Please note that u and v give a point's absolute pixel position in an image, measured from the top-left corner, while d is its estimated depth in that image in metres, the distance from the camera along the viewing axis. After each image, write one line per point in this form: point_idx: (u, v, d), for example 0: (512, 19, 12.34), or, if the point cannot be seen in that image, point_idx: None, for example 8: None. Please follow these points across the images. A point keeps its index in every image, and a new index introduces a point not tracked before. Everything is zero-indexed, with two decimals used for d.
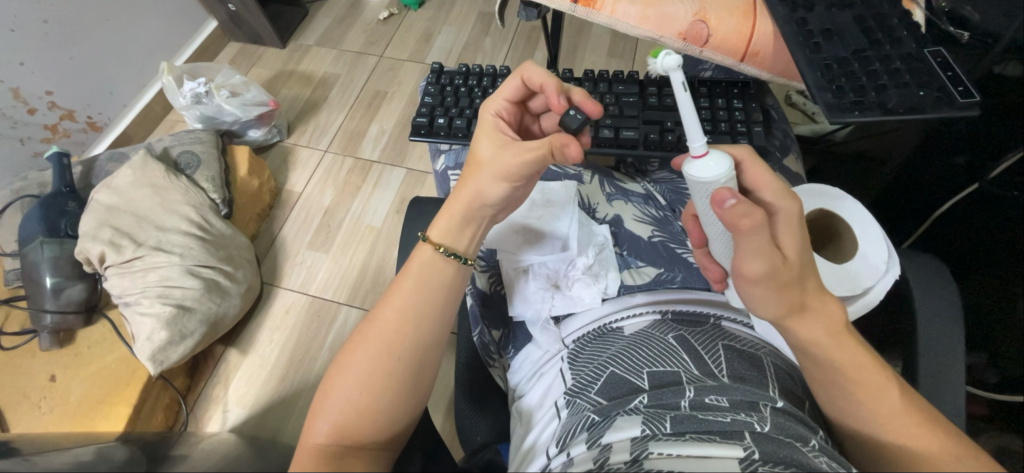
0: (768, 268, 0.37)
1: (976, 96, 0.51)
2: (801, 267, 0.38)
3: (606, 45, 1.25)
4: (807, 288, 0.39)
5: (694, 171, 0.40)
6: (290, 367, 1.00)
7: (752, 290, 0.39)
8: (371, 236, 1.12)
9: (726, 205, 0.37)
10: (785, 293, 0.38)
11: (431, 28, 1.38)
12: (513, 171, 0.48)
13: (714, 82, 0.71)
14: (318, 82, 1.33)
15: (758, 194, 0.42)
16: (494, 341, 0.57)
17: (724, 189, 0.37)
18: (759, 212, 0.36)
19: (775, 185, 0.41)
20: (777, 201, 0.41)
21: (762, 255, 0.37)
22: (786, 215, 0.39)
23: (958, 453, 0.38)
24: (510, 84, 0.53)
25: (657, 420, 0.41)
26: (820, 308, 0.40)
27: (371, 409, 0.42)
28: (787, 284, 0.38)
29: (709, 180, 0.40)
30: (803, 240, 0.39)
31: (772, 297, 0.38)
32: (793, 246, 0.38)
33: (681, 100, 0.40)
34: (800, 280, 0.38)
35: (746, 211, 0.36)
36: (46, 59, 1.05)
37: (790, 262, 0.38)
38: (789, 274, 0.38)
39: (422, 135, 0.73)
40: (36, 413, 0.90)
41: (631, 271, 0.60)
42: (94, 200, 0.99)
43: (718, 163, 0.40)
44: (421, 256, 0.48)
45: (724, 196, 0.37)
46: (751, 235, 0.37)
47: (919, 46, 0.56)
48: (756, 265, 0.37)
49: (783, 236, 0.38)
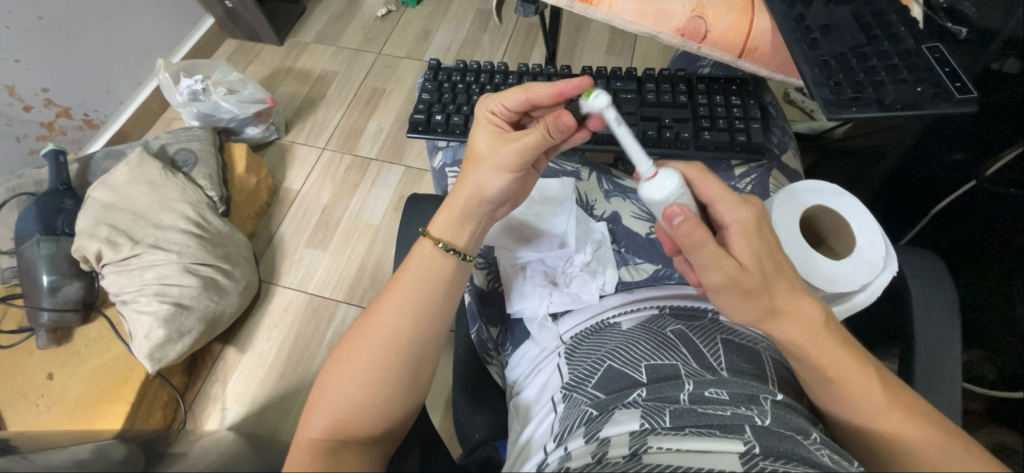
0: (724, 277, 0.40)
1: (974, 92, 0.51)
2: (764, 274, 0.40)
3: (605, 42, 1.24)
4: (776, 292, 0.41)
5: (647, 191, 0.42)
6: (289, 365, 1.00)
7: (718, 296, 0.42)
8: (369, 233, 1.12)
9: (673, 223, 0.39)
10: (750, 300, 0.41)
11: (429, 26, 1.37)
12: (512, 162, 0.48)
13: (712, 79, 0.71)
14: (316, 79, 1.32)
15: (712, 208, 0.43)
16: (493, 338, 0.58)
17: (673, 207, 0.40)
18: (701, 231, 0.39)
19: (731, 197, 0.43)
20: (727, 215, 0.42)
21: (716, 267, 0.40)
22: (740, 228, 0.41)
23: (951, 447, 0.38)
24: (511, 94, 0.52)
25: (657, 414, 0.41)
26: (796, 312, 0.41)
27: (368, 403, 0.42)
28: (750, 291, 0.40)
29: (661, 199, 0.42)
30: (762, 248, 0.41)
31: (738, 303, 0.42)
32: (749, 256, 0.40)
33: (620, 136, 0.44)
34: (766, 287, 0.41)
35: (689, 231, 0.39)
36: (42, 56, 1.05)
37: (747, 271, 0.40)
38: (750, 282, 0.40)
39: (420, 132, 0.73)
40: (34, 411, 0.90)
41: (629, 268, 0.61)
42: (91, 197, 0.98)
43: (671, 181, 0.42)
44: (422, 250, 0.48)
45: (674, 214, 0.40)
46: (696, 250, 0.40)
47: (916, 42, 0.56)
48: (713, 276, 0.41)
49: (736, 248, 0.41)
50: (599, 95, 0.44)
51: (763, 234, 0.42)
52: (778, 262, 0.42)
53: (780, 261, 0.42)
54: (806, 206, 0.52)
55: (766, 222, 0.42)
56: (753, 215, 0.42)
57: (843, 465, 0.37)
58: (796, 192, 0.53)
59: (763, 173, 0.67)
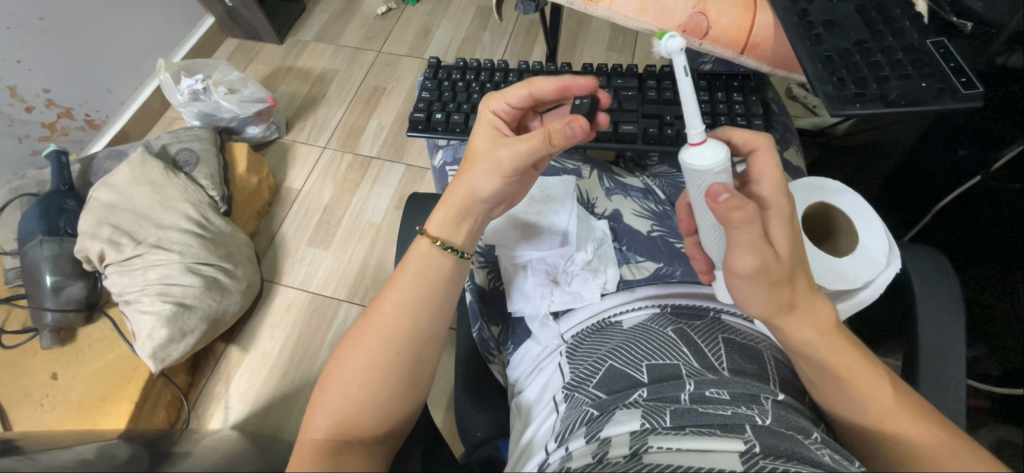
0: (758, 262, 0.37)
1: (979, 87, 0.51)
2: (792, 267, 0.38)
3: (606, 39, 1.24)
4: (798, 288, 0.39)
5: (687, 157, 0.39)
6: (291, 364, 1.00)
7: (741, 284, 0.39)
8: (371, 232, 1.12)
9: (718, 200, 0.37)
10: (774, 291, 0.38)
11: (429, 23, 1.37)
12: (506, 166, 0.48)
13: (714, 76, 0.71)
14: (316, 78, 1.32)
15: (756, 185, 0.42)
16: (494, 337, 0.58)
17: (719, 184, 0.37)
18: (752, 209, 0.36)
19: (778, 179, 0.41)
20: (772, 197, 0.41)
21: (753, 249, 0.37)
22: (780, 215, 0.39)
23: (951, 445, 0.38)
24: (516, 91, 0.51)
25: (657, 414, 0.41)
26: (811, 308, 0.40)
27: (369, 404, 0.41)
28: (777, 282, 0.38)
29: (709, 169, 0.39)
30: (799, 237, 0.39)
31: (761, 294, 0.38)
32: (786, 246, 0.38)
33: (683, 86, 0.38)
34: (791, 279, 0.38)
35: (740, 207, 0.36)
36: (42, 56, 1.05)
37: (780, 259, 0.37)
38: (780, 272, 0.37)
39: (420, 131, 0.73)
40: (39, 411, 0.90)
41: (631, 266, 0.60)
42: (93, 198, 0.98)
43: (714, 153, 0.39)
44: (419, 250, 0.47)
45: (718, 191, 0.37)
46: (738, 229, 0.37)
47: (921, 36, 0.55)
48: (746, 259, 0.37)
49: (776, 234, 0.39)
50: (676, 35, 0.38)
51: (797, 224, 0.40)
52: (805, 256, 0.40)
53: (806, 257, 0.40)
54: (810, 204, 0.53)
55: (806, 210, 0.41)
56: (796, 202, 0.41)
57: (844, 464, 0.37)
58: (803, 190, 0.53)
59: None
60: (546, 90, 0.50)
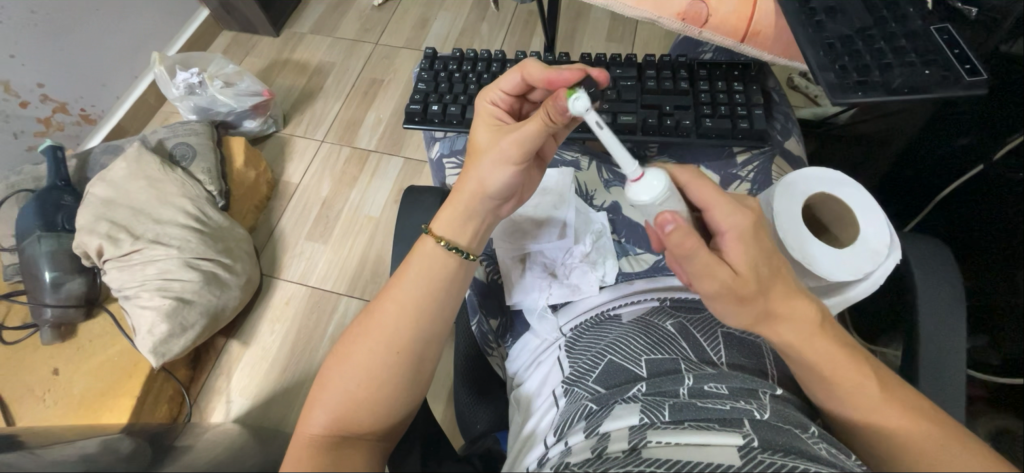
0: (718, 286, 0.39)
1: (984, 74, 0.50)
2: (760, 280, 0.39)
3: (605, 29, 1.22)
4: (772, 296, 0.40)
5: (632, 195, 0.41)
6: (292, 359, 1.00)
7: (712, 304, 0.41)
8: (370, 226, 1.11)
9: (664, 231, 0.38)
10: (745, 306, 0.40)
11: (426, 14, 1.36)
12: (514, 153, 0.47)
13: (714, 65, 0.70)
14: (313, 70, 1.31)
15: (707, 213, 0.41)
16: (493, 330, 0.57)
17: (665, 214, 0.38)
18: (694, 240, 0.38)
19: (724, 201, 0.41)
20: (723, 221, 0.40)
21: (710, 275, 0.39)
22: (735, 235, 0.40)
23: (944, 438, 0.38)
24: (508, 77, 0.52)
25: (656, 408, 0.41)
26: (790, 313, 0.41)
27: (368, 401, 0.41)
28: (746, 298, 0.39)
29: (648, 201, 0.41)
30: (759, 255, 0.39)
31: (734, 309, 0.40)
32: (745, 264, 0.39)
33: (602, 139, 0.43)
34: (761, 291, 0.39)
35: (682, 240, 0.37)
36: (35, 50, 1.04)
37: (741, 278, 0.39)
38: (746, 289, 0.39)
39: (416, 123, 0.72)
40: (40, 406, 0.90)
41: (629, 258, 0.60)
42: (90, 193, 0.98)
43: (659, 181, 0.41)
44: (423, 249, 0.47)
45: (664, 223, 0.38)
46: (688, 259, 0.39)
47: (925, 23, 0.54)
48: (707, 284, 0.39)
49: (732, 255, 0.39)
50: (580, 98, 0.42)
51: (758, 239, 0.40)
52: (774, 266, 0.40)
53: (778, 265, 0.41)
54: (808, 194, 0.51)
55: (762, 227, 0.41)
56: (749, 220, 0.40)
57: (842, 459, 0.36)
58: (801, 181, 0.51)
59: (765, 159, 0.66)
60: (535, 74, 0.50)
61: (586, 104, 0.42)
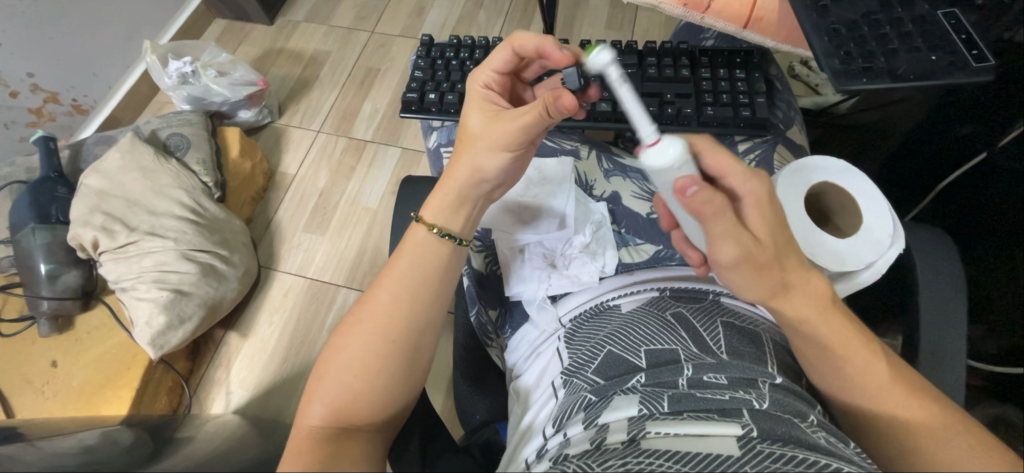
0: (739, 251, 0.37)
1: (991, 59, 0.49)
2: (776, 248, 0.39)
3: (604, 17, 1.20)
4: (787, 266, 0.40)
5: (647, 160, 0.40)
6: (291, 350, 1.00)
7: (728, 274, 0.40)
8: (367, 217, 1.10)
9: (687, 193, 0.36)
10: (762, 275, 0.39)
11: (423, 2, 1.33)
12: (510, 139, 0.47)
13: (715, 52, 0.69)
14: (308, 59, 1.29)
15: (723, 180, 0.40)
16: (492, 321, 0.57)
17: (685, 178, 0.37)
18: (721, 198, 0.36)
19: (740, 168, 0.39)
20: (741, 187, 0.39)
21: (732, 238, 0.37)
22: (754, 200, 0.38)
23: (943, 422, 0.38)
24: (499, 55, 0.52)
25: (655, 399, 0.40)
26: (803, 285, 0.40)
27: (365, 392, 0.41)
28: (763, 266, 0.39)
29: (664, 167, 0.39)
30: (777, 221, 0.39)
31: (751, 280, 0.39)
32: (763, 229, 0.38)
33: (622, 98, 0.41)
34: (777, 260, 0.39)
35: (708, 199, 0.36)
36: (25, 39, 1.02)
37: (761, 244, 0.38)
38: (764, 256, 0.38)
39: (412, 112, 0.71)
40: (39, 398, 0.90)
41: (630, 248, 0.59)
42: (84, 184, 0.97)
43: (674, 147, 0.39)
44: (414, 238, 0.46)
45: (685, 185, 0.37)
46: (712, 220, 0.37)
47: (931, 7, 0.53)
48: (728, 248, 0.38)
49: (751, 221, 0.38)
50: (602, 52, 0.42)
51: (776, 206, 0.39)
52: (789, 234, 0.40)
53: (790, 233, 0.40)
54: (813, 184, 0.50)
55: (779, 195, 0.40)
56: (767, 186, 0.39)
57: (840, 447, 0.36)
58: (804, 171, 0.51)
59: (768, 148, 0.65)
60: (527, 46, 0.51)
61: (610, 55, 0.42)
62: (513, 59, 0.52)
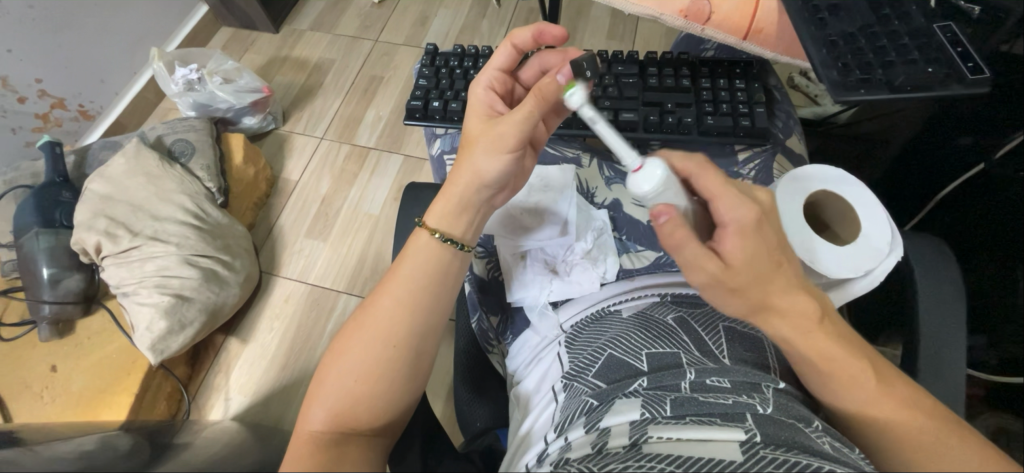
0: (706, 278, 0.39)
1: (986, 72, 0.50)
2: (755, 274, 0.38)
3: (606, 28, 1.22)
4: (771, 290, 0.39)
5: (628, 186, 0.41)
6: (291, 355, 1.00)
7: (704, 293, 0.41)
8: (369, 223, 1.11)
9: (657, 223, 0.38)
10: (737, 296, 0.39)
11: (426, 12, 1.35)
12: (509, 142, 0.47)
13: (715, 62, 0.70)
14: (312, 67, 1.31)
15: (712, 203, 0.40)
16: (493, 327, 0.58)
17: (659, 206, 0.38)
18: (686, 232, 0.38)
19: (731, 193, 0.39)
20: (725, 212, 0.39)
21: (697, 267, 0.39)
22: (734, 229, 0.38)
23: (940, 432, 0.38)
24: (501, 53, 0.55)
25: (657, 403, 0.41)
26: (789, 307, 0.40)
27: (365, 397, 0.41)
28: (737, 289, 0.39)
29: (638, 194, 0.40)
30: (760, 248, 0.38)
31: (727, 299, 0.40)
32: (738, 256, 0.38)
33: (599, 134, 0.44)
34: (757, 284, 0.39)
35: (673, 231, 0.38)
36: (34, 45, 1.03)
37: (733, 272, 0.38)
38: (736, 280, 0.38)
39: (416, 120, 0.72)
40: (39, 403, 0.90)
41: (630, 255, 0.60)
42: (88, 189, 0.97)
43: (655, 172, 0.39)
44: (418, 243, 0.47)
45: (658, 214, 0.38)
46: (677, 251, 0.39)
47: (927, 21, 0.54)
48: (695, 275, 0.39)
49: (728, 247, 0.38)
50: (576, 91, 0.44)
51: (761, 233, 0.39)
52: (777, 260, 0.39)
53: (782, 256, 0.39)
54: (812, 192, 0.51)
55: (769, 220, 0.39)
56: (755, 215, 0.39)
57: (844, 452, 0.36)
58: (805, 178, 0.51)
59: (767, 157, 0.66)
60: (524, 40, 0.53)
61: (582, 96, 0.44)
62: (515, 55, 0.55)
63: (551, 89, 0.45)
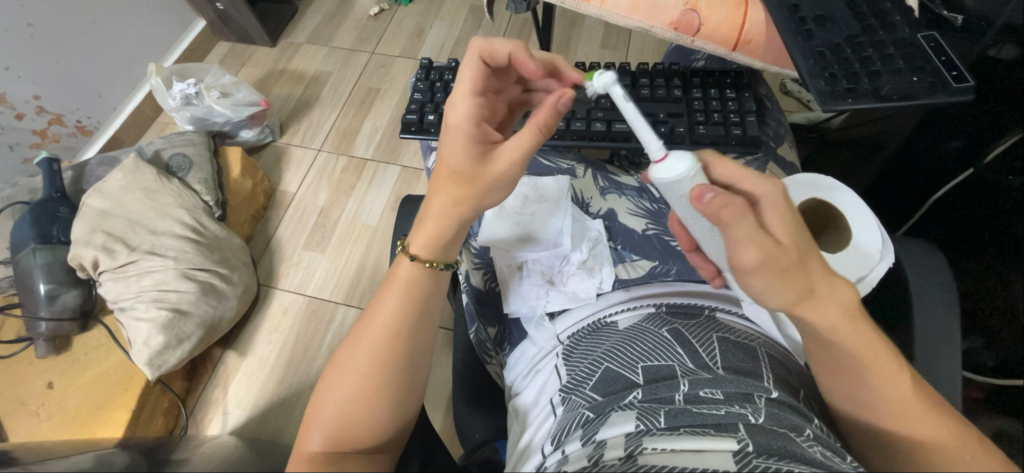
0: (763, 255, 0.32)
1: (970, 81, 0.51)
2: (801, 250, 0.34)
3: (600, 38, 1.23)
4: (813, 274, 0.35)
5: (657, 175, 0.40)
6: (290, 368, 0.99)
7: (748, 280, 0.34)
8: (367, 235, 1.11)
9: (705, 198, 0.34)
10: (786, 280, 0.33)
11: (422, 24, 1.37)
12: (513, 168, 0.44)
13: (706, 73, 0.71)
14: (309, 80, 1.32)
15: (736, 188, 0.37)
16: (491, 338, 0.57)
17: (701, 186, 0.36)
18: (737, 200, 0.33)
19: (752, 173, 0.37)
20: (758, 189, 0.35)
21: (753, 241, 0.32)
22: (773, 205, 0.34)
23: (936, 437, 0.38)
24: (482, 70, 0.50)
25: (652, 415, 0.41)
26: (831, 294, 0.36)
27: (363, 417, 0.41)
28: (787, 270, 0.33)
29: (671, 181, 0.39)
30: (801, 225, 0.34)
31: (774, 286, 0.34)
32: (784, 231, 0.33)
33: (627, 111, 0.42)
34: (803, 265, 0.34)
35: (726, 200, 0.33)
36: (32, 62, 1.04)
37: (785, 247, 0.33)
38: (788, 259, 0.33)
39: (412, 132, 0.73)
40: (35, 421, 0.89)
41: (626, 265, 0.59)
42: (86, 205, 0.98)
43: (683, 163, 0.39)
44: (401, 272, 0.46)
45: (701, 193, 0.36)
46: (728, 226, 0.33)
47: (912, 31, 0.55)
48: (748, 253, 0.32)
49: (773, 224, 0.34)
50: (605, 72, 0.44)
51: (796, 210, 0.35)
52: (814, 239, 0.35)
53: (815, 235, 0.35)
54: (802, 201, 0.52)
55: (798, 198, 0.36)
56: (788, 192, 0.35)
57: (835, 460, 0.36)
58: (796, 187, 0.53)
59: (760, 165, 0.66)
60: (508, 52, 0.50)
61: (612, 75, 0.44)
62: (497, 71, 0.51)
63: (554, 112, 0.43)
